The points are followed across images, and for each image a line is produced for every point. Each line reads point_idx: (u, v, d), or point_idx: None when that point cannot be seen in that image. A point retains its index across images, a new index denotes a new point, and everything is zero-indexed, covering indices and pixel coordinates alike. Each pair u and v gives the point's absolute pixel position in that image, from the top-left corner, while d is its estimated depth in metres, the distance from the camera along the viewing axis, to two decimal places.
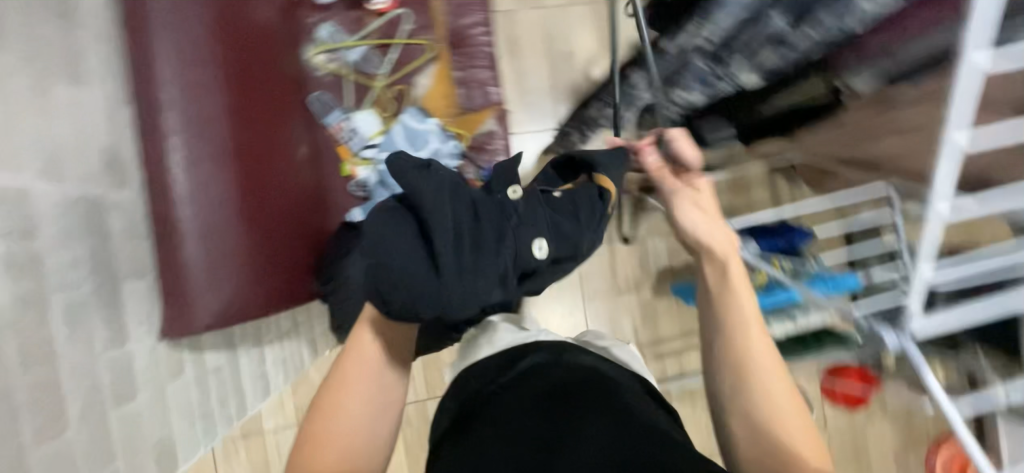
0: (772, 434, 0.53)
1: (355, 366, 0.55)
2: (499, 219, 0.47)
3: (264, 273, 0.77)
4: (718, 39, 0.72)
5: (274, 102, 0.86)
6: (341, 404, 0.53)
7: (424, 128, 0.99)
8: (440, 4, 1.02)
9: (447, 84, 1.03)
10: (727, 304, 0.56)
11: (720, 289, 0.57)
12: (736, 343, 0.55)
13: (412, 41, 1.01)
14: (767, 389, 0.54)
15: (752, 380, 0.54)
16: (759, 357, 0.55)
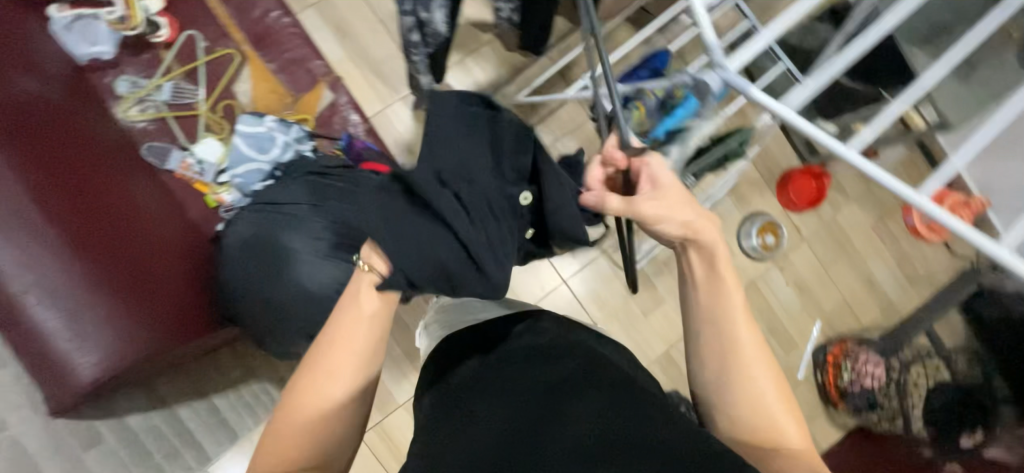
0: (754, 417, 0.64)
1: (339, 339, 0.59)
2: (509, 213, 0.63)
3: (142, 317, 0.76)
4: None
5: (90, 163, 0.84)
6: (328, 381, 0.58)
7: (263, 132, 0.96)
8: (224, 10, 1.04)
9: (267, 79, 1.04)
10: (702, 266, 0.67)
11: (695, 259, 0.67)
12: (717, 305, 0.66)
13: (216, 54, 1.02)
14: (741, 357, 0.65)
15: (730, 343, 0.65)
16: (734, 328, 0.65)
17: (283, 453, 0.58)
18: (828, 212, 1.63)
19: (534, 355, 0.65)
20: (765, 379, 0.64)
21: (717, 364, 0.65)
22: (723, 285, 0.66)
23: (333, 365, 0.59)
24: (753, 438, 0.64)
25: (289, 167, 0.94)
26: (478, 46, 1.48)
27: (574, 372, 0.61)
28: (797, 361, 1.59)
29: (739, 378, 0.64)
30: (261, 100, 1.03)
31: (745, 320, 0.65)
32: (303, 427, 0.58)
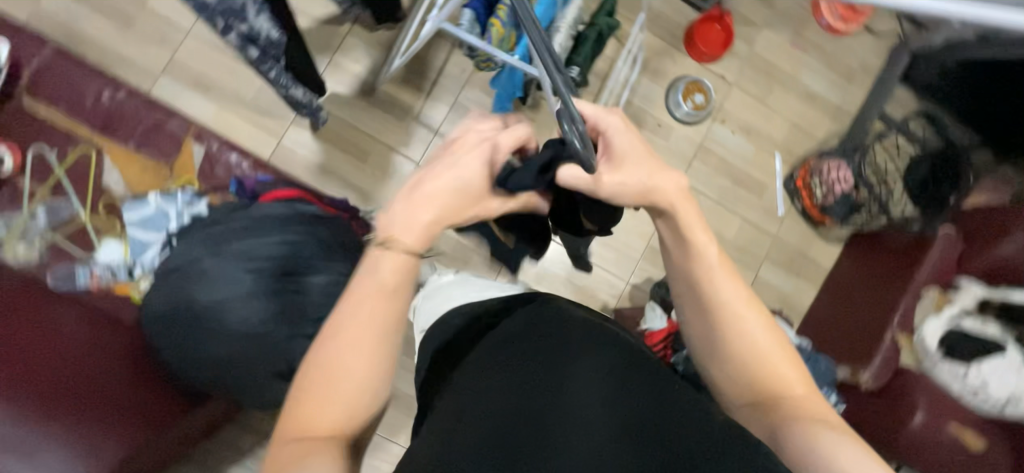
0: (755, 370, 0.59)
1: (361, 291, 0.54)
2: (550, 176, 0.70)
3: (89, 434, 0.81)
4: None
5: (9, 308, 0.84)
6: (347, 340, 0.52)
7: (152, 212, 0.93)
8: (58, 113, 1.02)
9: (133, 159, 1.04)
10: (670, 228, 0.63)
11: (666, 226, 0.64)
12: (695, 267, 0.61)
13: (71, 157, 1.01)
14: (732, 314, 0.60)
15: (715, 304, 0.60)
16: (714, 286, 0.60)
17: (308, 409, 0.51)
18: (743, 48, 1.59)
19: (552, 328, 0.59)
20: (757, 337, 0.59)
21: (705, 326, 0.61)
22: (695, 244, 0.61)
23: (347, 342, 0.52)
24: (752, 398, 0.59)
25: (184, 232, 0.89)
26: (339, 40, 1.41)
27: (591, 344, 0.57)
28: (773, 199, 1.58)
29: (732, 339, 0.59)
30: (136, 181, 1.03)
31: (726, 278, 0.61)
32: (314, 424, 0.51)
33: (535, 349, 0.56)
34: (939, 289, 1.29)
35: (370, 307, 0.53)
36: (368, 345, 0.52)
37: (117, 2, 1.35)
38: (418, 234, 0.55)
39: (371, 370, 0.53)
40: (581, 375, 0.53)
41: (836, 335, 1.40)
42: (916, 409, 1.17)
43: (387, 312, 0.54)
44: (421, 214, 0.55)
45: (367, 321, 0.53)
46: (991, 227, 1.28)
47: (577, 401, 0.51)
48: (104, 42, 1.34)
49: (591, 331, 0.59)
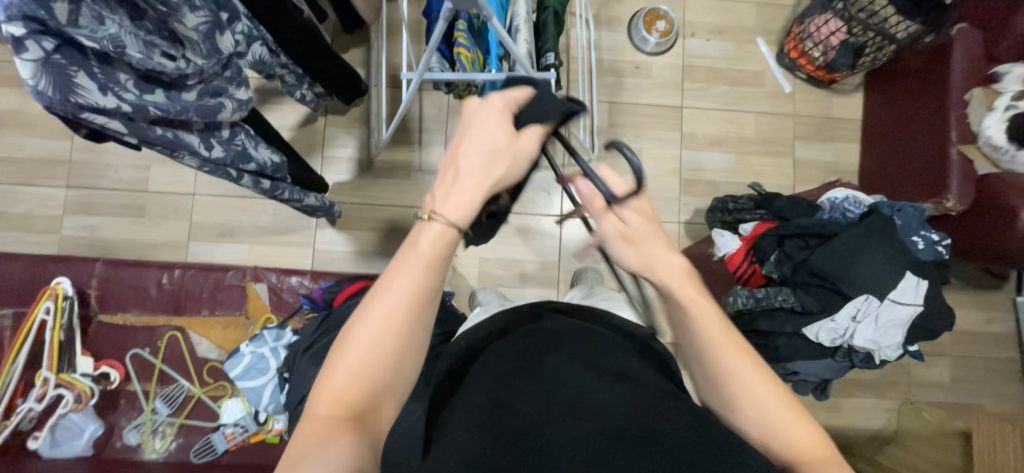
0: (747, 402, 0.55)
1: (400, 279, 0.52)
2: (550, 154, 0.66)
3: None
4: (194, 66, 0.72)
5: None
6: (386, 332, 0.52)
7: (250, 360, 0.98)
8: (134, 313, 1.11)
9: (212, 322, 1.11)
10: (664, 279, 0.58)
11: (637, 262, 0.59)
12: (697, 305, 0.57)
13: (163, 343, 1.09)
14: (736, 354, 0.55)
15: (705, 342, 0.56)
16: (706, 323, 0.56)
17: (351, 391, 0.51)
18: None
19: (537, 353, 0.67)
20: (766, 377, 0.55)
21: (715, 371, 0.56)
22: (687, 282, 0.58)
23: (379, 318, 0.52)
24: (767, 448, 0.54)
25: (290, 364, 0.94)
26: (321, 136, 1.46)
27: (570, 364, 0.63)
28: (774, 81, 1.55)
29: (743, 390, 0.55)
30: (221, 340, 1.10)
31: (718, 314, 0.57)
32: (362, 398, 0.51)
33: (521, 371, 0.64)
34: (982, 87, 1.25)
35: (408, 277, 0.52)
36: (399, 319, 0.52)
37: (123, 198, 1.43)
38: (461, 207, 0.54)
39: (400, 347, 0.52)
40: (571, 387, 0.60)
41: (900, 173, 1.37)
42: (1018, 209, 1.12)
43: (420, 291, 0.53)
44: (460, 188, 0.54)
45: (403, 296, 0.52)
46: (1001, 7, 1.23)
47: (566, 408, 0.57)
48: (130, 237, 1.43)
49: (576, 350, 0.66)
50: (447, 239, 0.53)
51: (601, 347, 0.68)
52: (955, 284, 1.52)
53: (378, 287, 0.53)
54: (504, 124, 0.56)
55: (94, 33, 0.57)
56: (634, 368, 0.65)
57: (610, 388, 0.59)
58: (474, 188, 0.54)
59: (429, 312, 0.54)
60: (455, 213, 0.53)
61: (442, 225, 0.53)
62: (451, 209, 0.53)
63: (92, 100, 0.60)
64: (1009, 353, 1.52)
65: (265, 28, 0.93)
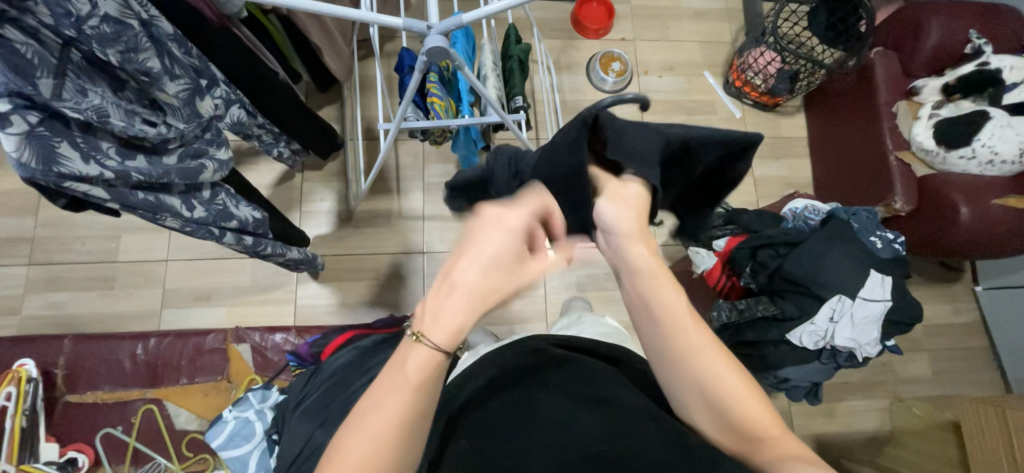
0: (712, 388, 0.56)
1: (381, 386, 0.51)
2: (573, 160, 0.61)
3: None
4: (172, 131, 0.74)
5: None
6: (372, 447, 0.49)
7: (234, 426, 0.93)
8: (106, 389, 1.05)
9: (191, 391, 1.06)
10: (630, 269, 0.57)
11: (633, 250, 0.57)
12: (665, 314, 0.55)
13: (137, 419, 1.03)
14: (705, 361, 0.56)
15: (667, 317, 0.55)
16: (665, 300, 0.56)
17: None
18: (623, 8, 1.74)
19: (515, 389, 0.67)
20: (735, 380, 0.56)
21: (682, 380, 0.56)
22: (661, 286, 0.56)
23: (366, 432, 0.50)
24: (731, 437, 0.57)
25: (279, 424, 0.89)
26: (299, 191, 1.48)
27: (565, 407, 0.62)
28: (725, 107, 1.69)
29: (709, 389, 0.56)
30: (203, 409, 1.04)
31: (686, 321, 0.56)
32: None
33: (502, 418, 0.63)
34: (905, 100, 1.40)
35: (392, 400, 0.50)
36: (388, 444, 0.50)
37: (91, 271, 1.38)
38: (452, 336, 0.51)
39: (390, 463, 0.50)
40: (550, 423, 0.60)
41: (838, 180, 1.53)
42: (958, 204, 1.23)
43: (410, 406, 0.50)
44: (456, 309, 0.51)
45: (391, 417, 0.50)
46: (910, 30, 1.40)
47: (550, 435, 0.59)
48: (98, 311, 1.36)
49: (559, 382, 0.67)
50: (437, 372, 0.52)
51: (596, 375, 0.69)
52: (919, 280, 1.61)
53: (361, 408, 0.51)
54: (510, 247, 0.52)
55: (78, 104, 0.60)
56: (620, 391, 0.65)
57: (591, 419, 0.60)
58: (466, 311, 0.52)
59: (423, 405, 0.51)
60: (443, 338, 0.51)
61: (428, 348, 0.51)
62: (444, 335, 0.51)
63: (75, 168, 0.61)
64: (980, 341, 1.59)
65: (243, 92, 0.96)
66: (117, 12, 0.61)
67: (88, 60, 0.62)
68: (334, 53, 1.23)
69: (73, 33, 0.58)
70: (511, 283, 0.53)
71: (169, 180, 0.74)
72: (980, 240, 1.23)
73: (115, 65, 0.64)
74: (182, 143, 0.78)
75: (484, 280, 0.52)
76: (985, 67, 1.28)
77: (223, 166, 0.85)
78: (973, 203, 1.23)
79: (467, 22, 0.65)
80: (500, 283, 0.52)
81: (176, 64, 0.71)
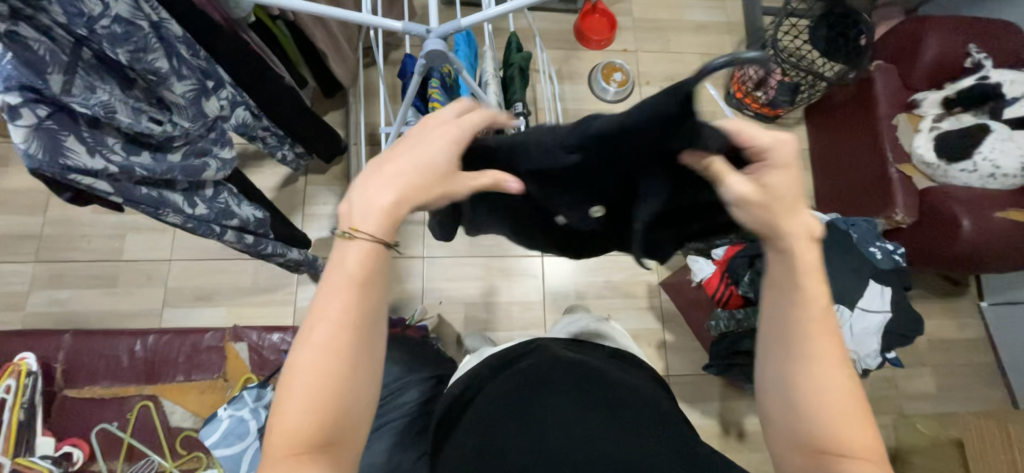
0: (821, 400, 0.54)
1: (332, 311, 0.50)
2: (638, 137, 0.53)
3: None
4: (178, 128, 0.76)
5: None
6: (319, 368, 0.49)
7: (229, 424, 0.93)
8: (103, 384, 1.06)
9: (187, 388, 1.07)
10: (782, 266, 0.56)
11: (774, 260, 0.57)
12: (795, 319, 0.55)
13: (133, 416, 1.03)
14: (822, 366, 0.54)
15: (800, 322, 0.55)
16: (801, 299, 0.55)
17: (296, 435, 0.49)
18: (626, 20, 1.77)
19: (534, 392, 0.72)
20: (850, 393, 0.54)
21: (786, 374, 0.56)
22: (802, 294, 0.55)
23: (315, 347, 0.50)
24: (804, 456, 0.55)
25: None
26: (302, 194, 1.50)
27: (566, 398, 0.69)
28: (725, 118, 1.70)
29: (803, 398, 0.55)
30: (198, 406, 1.05)
31: (820, 330, 0.55)
32: (295, 433, 0.49)
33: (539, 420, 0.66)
34: (905, 113, 1.41)
35: (337, 299, 0.50)
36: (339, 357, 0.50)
37: (95, 269, 1.40)
38: (380, 219, 0.51)
39: (343, 377, 0.50)
40: (561, 426, 0.64)
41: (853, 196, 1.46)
42: (959, 216, 1.22)
43: (353, 320, 0.50)
44: (381, 196, 0.51)
45: (338, 321, 0.50)
46: (909, 44, 1.41)
47: (566, 431, 0.63)
48: (100, 308, 1.38)
49: (567, 390, 0.71)
50: (373, 254, 0.51)
51: (582, 373, 0.75)
52: (923, 294, 1.59)
53: (308, 319, 0.51)
54: (445, 152, 0.54)
55: (87, 100, 0.62)
56: (622, 395, 0.71)
57: (605, 422, 0.64)
58: (383, 190, 0.51)
59: (370, 337, 0.52)
60: (376, 229, 0.51)
61: (365, 241, 0.51)
62: (372, 222, 0.50)
63: (80, 161, 0.62)
64: (986, 358, 1.56)
65: (248, 95, 0.99)
66: (128, 13, 0.63)
67: (99, 59, 0.65)
68: (339, 59, 1.25)
69: (85, 32, 0.60)
70: (438, 185, 0.53)
71: (171, 176, 0.75)
72: (982, 253, 1.22)
73: (124, 64, 0.67)
74: (186, 142, 0.80)
75: (416, 167, 0.52)
76: (985, 81, 1.28)
77: (225, 164, 0.86)
78: (975, 215, 1.22)
79: (465, 27, 0.66)
80: (429, 182, 0.52)
81: (183, 65, 0.75)
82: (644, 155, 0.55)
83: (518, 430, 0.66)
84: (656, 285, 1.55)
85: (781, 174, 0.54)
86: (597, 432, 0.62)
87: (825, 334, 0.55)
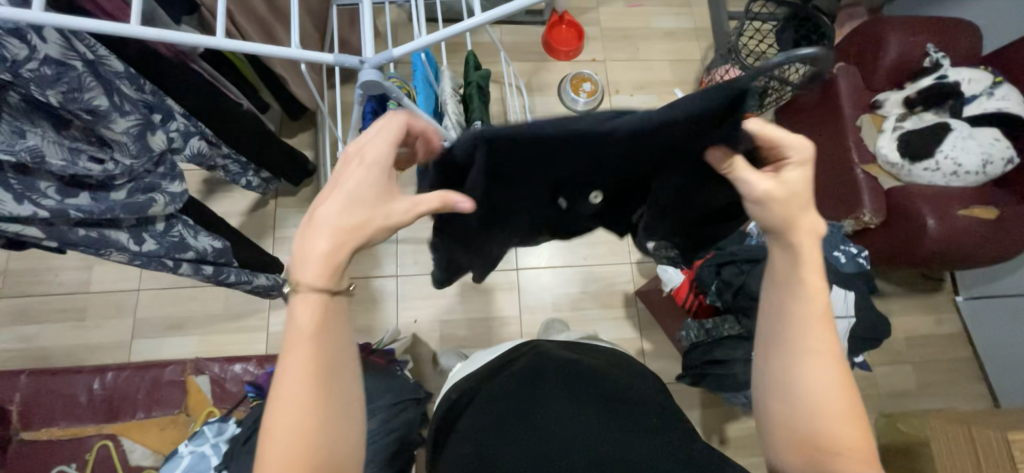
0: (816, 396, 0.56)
1: (296, 363, 0.49)
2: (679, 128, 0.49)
3: None
4: (120, 166, 0.74)
5: None
6: (299, 421, 0.48)
7: (189, 461, 0.91)
8: (60, 424, 1.04)
9: (147, 425, 1.05)
10: (787, 262, 0.58)
11: (780, 252, 0.59)
12: (793, 312, 0.58)
13: (90, 456, 1.01)
14: (816, 363, 0.56)
15: (803, 323, 0.57)
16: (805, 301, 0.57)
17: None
18: (593, 30, 1.77)
19: (531, 391, 0.76)
20: (840, 384, 0.56)
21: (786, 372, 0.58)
22: (806, 289, 0.57)
23: (290, 402, 0.48)
24: (798, 452, 0.57)
25: (228, 460, 0.87)
26: (273, 218, 1.48)
27: (559, 397, 0.74)
28: None
29: (797, 389, 0.57)
30: (158, 443, 1.04)
31: (820, 327, 0.57)
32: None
33: (542, 420, 0.71)
34: (868, 114, 1.42)
35: (295, 355, 0.49)
36: (310, 400, 0.49)
37: (62, 303, 1.38)
38: (325, 271, 0.50)
39: (325, 421, 0.50)
40: (557, 426, 0.69)
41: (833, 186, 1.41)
42: (925, 215, 1.22)
43: (320, 362, 0.50)
44: (318, 240, 0.50)
45: (303, 372, 0.49)
46: (871, 46, 1.42)
47: (556, 433, 0.68)
48: (68, 343, 1.36)
49: (564, 391, 0.75)
50: (323, 305, 0.50)
51: (564, 372, 0.79)
52: (898, 292, 1.59)
53: (275, 381, 0.49)
54: (375, 179, 0.52)
55: (11, 146, 0.62)
56: (611, 393, 0.75)
57: (597, 423, 0.69)
58: (322, 239, 0.50)
59: (344, 374, 0.52)
60: (315, 280, 0.50)
61: (308, 293, 0.50)
62: (313, 271, 0.49)
63: (4, 209, 0.62)
64: (964, 352, 1.57)
65: (203, 123, 0.97)
66: (60, 54, 0.63)
67: (30, 103, 0.65)
68: (300, 83, 1.25)
69: (10, 77, 0.60)
70: (371, 219, 0.51)
71: (113, 215, 0.74)
72: (948, 251, 1.23)
73: (56, 105, 0.66)
74: (130, 178, 0.78)
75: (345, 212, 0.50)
76: (944, 80, 1.29)
77: (176, 199, 0.84)
78: (939, 214, 1.22)
79: (398, 57, 0.65)
80: (359, 222, 0.51)
81: (125, 101, 0.74)
82: (670, 152, 0.52)
83: (521, 430, 0.70)
84: (633, 293, 1.54)
85: (803, 172, 0.56)
86: (587, 433, 0.68)
87: (821, 332, 0.57)
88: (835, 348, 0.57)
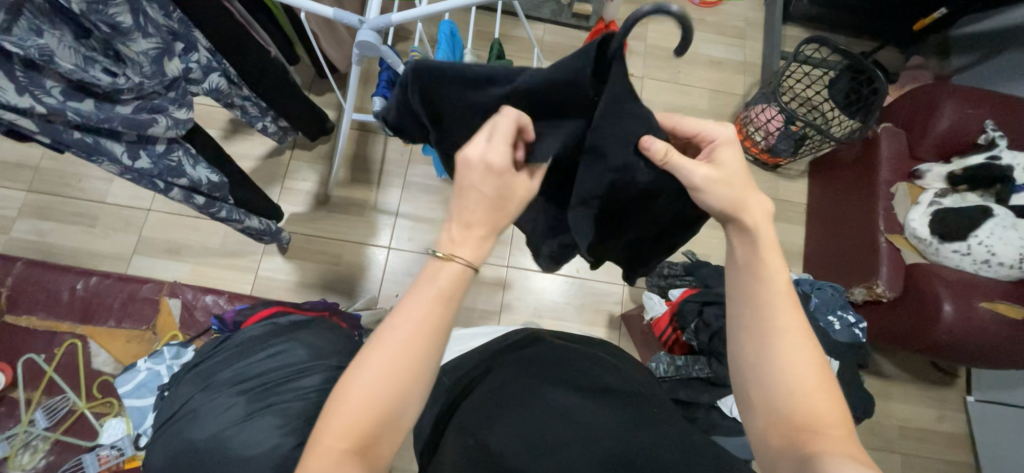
0: (790, 373, 0.54)
1: (415, 316, 0.53)
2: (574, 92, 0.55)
3: None
4: (130, 81, 0.77)
5: None
6: (395, 371, 0.51)
7: (145, 377, 0.99)
8: (42, 317, 1.20)
9: (114, 337, 1.20)
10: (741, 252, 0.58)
11: (740, 242, 0.59)
12: (756, 296, 0.57)
13: (60, 351, 1.17)
14: (784, 338, 0.55)
15: (763, 297, 0.57)
16: (764, 271, 0.57)
17: (357, 423, 0.50)
18: (638, 45, 1.73)
19: (527, 380, 0.75)
20: (811, 354, 0.55)
21: (756, 346, 0.56)
22: (767, 268, 0.57)
23: (392, 349, 0.52)
24: (783, 434, 0.54)
25: (173, 383, 0.90)
26: (284, 168, 1.52)
27: (560, 384, 0.73)
28: None
29: (769, 372, 0.55)
30: (122, 353, 1.17)
31: (785, 304, 0.57)
32: (353, 417, 0.50)
33: (540, 414, 0.68)
34: (906, 182, 1.32)
35: (420, 308, 0.53)
36: (446, 300, 0.54)
37: (79, 208, 1.46)
38: (473, 242, 0.56)
39: (414, 384, 0.52)
40: (558, 417, 0.67)
41: (846, 260, 1.35)
42: (942, 300, 1.12)
43: (432, 327, 0.53)
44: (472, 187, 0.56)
45: (418, 328, 0.52)
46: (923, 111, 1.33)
47: (555, 433, 0.65)
48: (76, 245, 1.44)
49: (558, 378, 0.75)
50: (457, 279, 0.55)
51: (572, 363, 0.79)
52: (905, 377, 1.48)
53: (387, 325, 0.53)
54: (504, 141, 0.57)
55: (22, 41, 0.64)
56: (624, 387, 0.75)
57: (600, 409, 0.69)
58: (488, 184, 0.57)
59: (442, 349, 0.54)
60: (469, 252, 0.55)
61: (458, 264, 0.55)
62: (471, 247, 0.56)
63: (4, 97, 0.66)
64: (965, 456, 1.44)
65: (228, 61, 0.98)
66: None
67: (54, 6, 0.68)
68: (335, 44, 1.27)
69: None
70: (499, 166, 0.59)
71: (110, 126, 0.78)
72: (965, 342, 1.12)
73: (79, 13, 0.68)
74: (139, 96, 0.81)
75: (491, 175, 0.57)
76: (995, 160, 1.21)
77: (176, 123, 0.88)
78: (958, 301, 1.12)
79: (394, 23, 0.69)
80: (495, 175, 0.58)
81: (149, 23, 0.76)
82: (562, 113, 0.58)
83: (520, 417, 0.68)
84: (618, 316, 1.50)
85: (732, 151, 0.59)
86: (611, 426, 0.66)
87: (783, 306, 0.57)
88: (803, 327, 0.57)
